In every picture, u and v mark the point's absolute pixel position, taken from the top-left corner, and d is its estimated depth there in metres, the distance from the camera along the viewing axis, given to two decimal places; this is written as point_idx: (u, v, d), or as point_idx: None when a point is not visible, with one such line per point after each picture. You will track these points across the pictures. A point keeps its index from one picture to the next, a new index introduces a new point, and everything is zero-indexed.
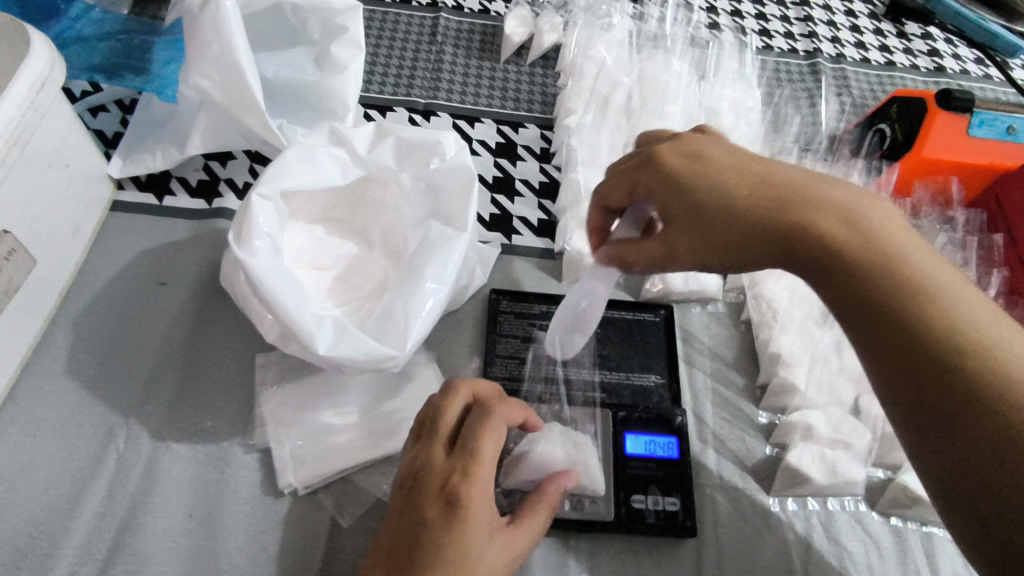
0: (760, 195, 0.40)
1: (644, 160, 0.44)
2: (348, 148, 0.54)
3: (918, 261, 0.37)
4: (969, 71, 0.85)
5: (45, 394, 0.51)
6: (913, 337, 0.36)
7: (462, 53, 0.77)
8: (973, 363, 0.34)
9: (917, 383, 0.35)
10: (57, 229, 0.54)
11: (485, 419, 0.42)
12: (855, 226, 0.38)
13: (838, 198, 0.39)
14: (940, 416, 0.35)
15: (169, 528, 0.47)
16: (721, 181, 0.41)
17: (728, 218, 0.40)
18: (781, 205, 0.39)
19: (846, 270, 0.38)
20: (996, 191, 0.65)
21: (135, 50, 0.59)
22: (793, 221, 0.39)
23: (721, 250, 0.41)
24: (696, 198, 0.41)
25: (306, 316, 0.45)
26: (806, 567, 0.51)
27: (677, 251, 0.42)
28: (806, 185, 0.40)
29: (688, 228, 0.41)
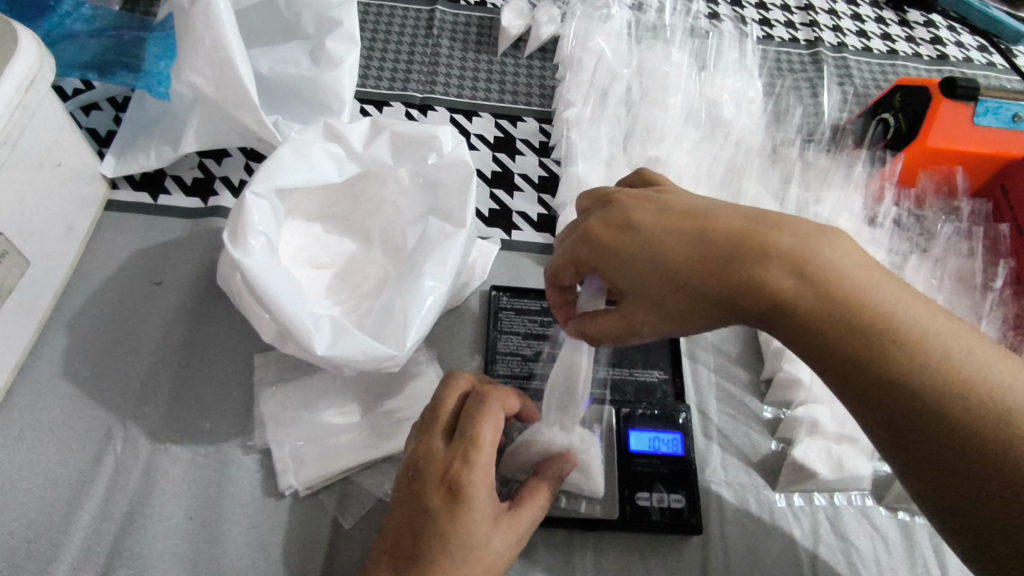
0: (708, 267, 0.37)
1: (582, 239, 0.42)
2: (343, 144, 0.53)
3: (890, 310, 0.35)
4: (972, 59, 0.84)
5: (41, 398, 0.51)
6: (894, 395, 0.34)
7: (459, 46, 0.76)
8: (958, 410, 0.33)
9: (904, 435, 0.35)
10: (50, 229, 0.53)
11: (482, 406, 0.41)
12: (813, 275, 0.35)
13: (791, 242, 0.36)
14: (936, 466, 0.34)
15: (169, 531, 0.47)
16: (658, 249, 0.39)
17: (679, 292, 0.38)
18: (730, 270, 0.37)
19: (812, 332, 0.36)
20: (1002, 181, 0.64)
21: (127, 47, 0.58)
22: (748, 288, 0.36)
23: (685, 323, 0.39)
24: (641, 275, 0.39)
25: (304, 316, 0.45)
26: (814, 563, 0.50)
27: (640, 325, 0.41)
28: (750, 236, 0.37)
29: (644, 305, 0.40)
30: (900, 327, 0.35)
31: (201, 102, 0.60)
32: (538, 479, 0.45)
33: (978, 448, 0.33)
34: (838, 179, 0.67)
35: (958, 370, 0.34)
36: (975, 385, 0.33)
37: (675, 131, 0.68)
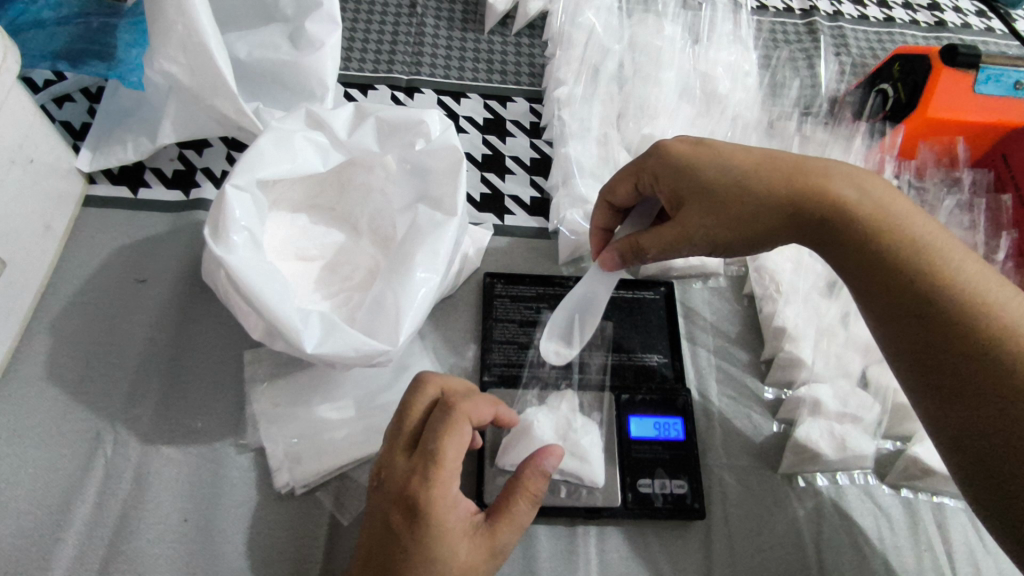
0: (769, 176, 0.43)
1: (650, 152, 0.47)
2: (326, 132, 0.51)
3: (923, 233, 0.41)
4: (970, 24, 0.82)
5: (26, 402, 0.49)
6: (926, 304, 0.39)
7: (444, 24, 0.74)
8: (983, 328, 0.37)
9: (929, 349, 0.38)
10: (26, 228, 0.51)
11: (445, 420, 0.39)
12: (865, 197, 0.42)
13: (847, 172, 0.43)
14: (955, 372, 0.37)
15: (164, 533, 0.46)
16: (725, 160, 0.44)
17: (741, 197, 0.43)
18: (793, 178, 0.43)
19: (859, 239, 0.41)
20: (1003, 149, 0.63)
21: (97, 34, 0.56)
22: (805, 196, 0.42)
23: (737, 231, 0.44)
24: (707, 180, 0.44)
25: (292, 312, 0.43)
26: (818, 543, 0.50)
27: (693, 232, 0.44)
28: (812, 163, 0.44)
29: (702, 208, 0.44)
30: (933, 254, 0.40)
31: (177, 91, 0.58)
32: (516, 484, 0.41)
33: (995, 365, 0.36)
34: (837, 152, 0.65)
35: (983, 298, 0.38)
36: (999, 313, 0.37)
37: (669, 108, 0.67)
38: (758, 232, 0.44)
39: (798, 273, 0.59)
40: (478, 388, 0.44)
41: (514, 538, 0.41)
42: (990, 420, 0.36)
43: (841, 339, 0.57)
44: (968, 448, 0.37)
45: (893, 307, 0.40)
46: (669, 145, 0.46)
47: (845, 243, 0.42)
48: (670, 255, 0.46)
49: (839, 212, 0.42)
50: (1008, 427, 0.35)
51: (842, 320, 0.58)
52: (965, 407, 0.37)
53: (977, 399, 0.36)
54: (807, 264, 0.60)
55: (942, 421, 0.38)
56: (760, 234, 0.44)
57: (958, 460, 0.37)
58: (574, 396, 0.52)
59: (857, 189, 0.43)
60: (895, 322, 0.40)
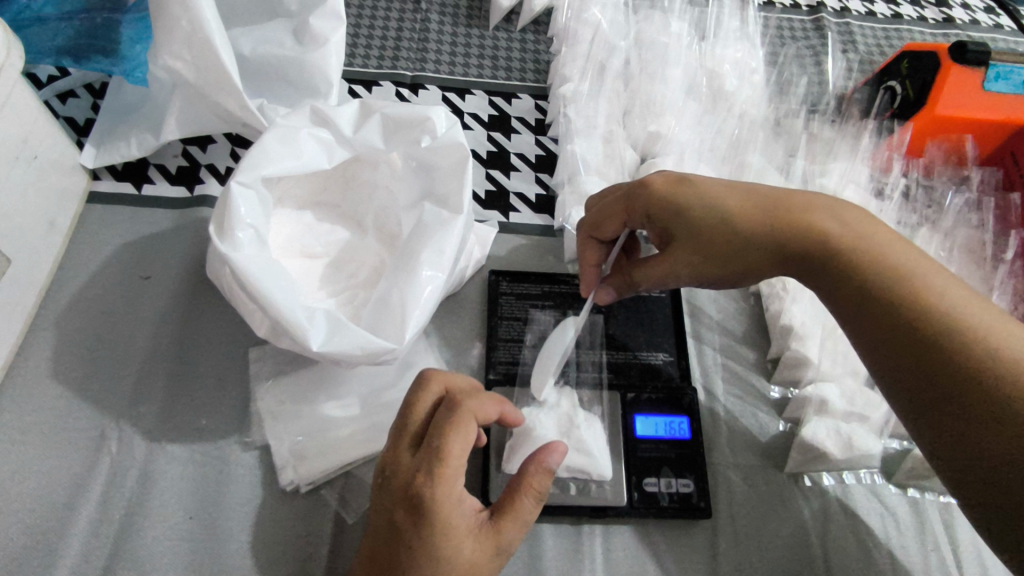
0: (751, 211, 0.43)
1: (634, 189, 0.47)
2: (332, 128, 0.51)
3: (906, 262, 0.40)
4: (979, 21, 0.81)
5: (31, 400, 0.49)
6: (914, 334, 0.38)
7: (449, 20, 0.73)
8: (976, 356, 0.36)
9: (922, 378, 0.37)
10: (30, 224, 0.51)
11: (451, 419, 0.39)
12: (846, 229, 0.42)
13: (828, 205, 0.43)
14: (948, 400, 0.36)
15: (169, 531, 0.46)
16: (708, 197, 0.44)
17: (725, 233, 0.43)
18: (774, 216, 0.43)
19: (842, 270, 0.41)
20: (1011, 147, 0.63)
21: (100, 29, 0.55)
22: (787, 232, 0.42)
23: (722, 267, 0.45)
24: (692, 218, 0.44)
25: (297, 309, 0.43)
26: (824, 543, 0.50)
27: (680, 268, 0.45)
28: (792, 198, 0.44)
29: (688, 246, 0.45)
30: (924, 287, 0.39)
31: (182, 87, 0.57)
32: (520, 480, 0.41)
33: (993, 398, 0.35)
34: (844, 151, 0.65)
35: (973, 326, 0.37)
36: (990, 340, 0.36)
37: (675, 105, 0.66)
38: (746, 266, 0.44)
39: None
40: (482, 387, 0.44)
41: (519, 536, 0.40)
42: (989, 452, 0.35)
43: None
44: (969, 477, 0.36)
45: (884, 343, 0.39)
46: (654, 182, 0.46)
47: (833, 279, 0.42)
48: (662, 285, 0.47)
49: (819, 245, 0.42)
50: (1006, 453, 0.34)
51: None
52: (961, 435, 0.36)
53: (973, 425, 0.35)
54: None
55: (940, 453, 0.37)
56: (746, 267, 0.44)
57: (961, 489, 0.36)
58: (573, 394, 0.52)
59: (841, 223, 0.42)
60: (884, 353, 0.39)
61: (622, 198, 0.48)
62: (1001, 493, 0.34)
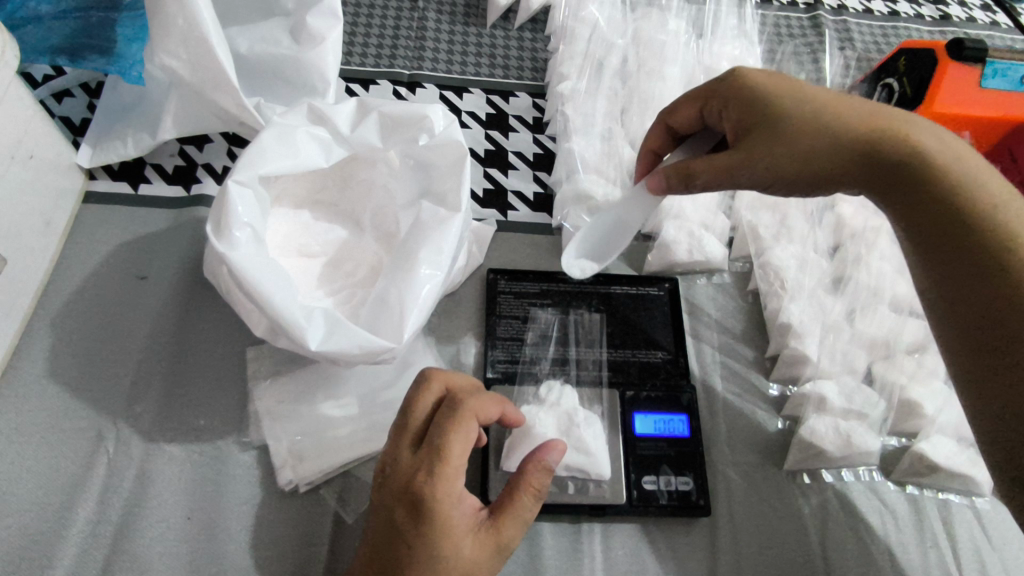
0: (848, 114, 0.43)
1: (725, 80, 0.47)
2: (329, 127, 0.50)
3: (996, 190, 0.41)
4: (975, 18, 0.82)
5: (27, 401, 0.49)
6: (992, 261, 0.39)
7: (446, 18, 0.73)
8: None
9: (987, 304, 0.39)
10: (26, 225, 0.51)
11: (452, 417, 0.39)
12: (942, 146, 0.42)
13: (925, 124, 0.44)
14: (1009, 328, 0.38)
15: (167, 532, 0.46)
16: (803, 95, 0.44)
17: (818, 134, 0.43)
18: (871, 122, 0.43)
19: (931, 185, 0.41)
20: (1009, 144, 0.63)
21: (96, 28, 0.55)
22: (880, 142, 0.42)
23: (804, 169, 0.43)
24: (783, 112, 0.44)
25: (296, 309, 0.43)
26: (823, 540, 0.50)
27: (758, 157, 0.44)
28: (892, 112, 0.44)
29: (770, 136, 0.44)
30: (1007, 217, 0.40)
31: (178, 86, 0.57)
32: (519, 479, 0.41)
33: None
34: None
35: None
36: None
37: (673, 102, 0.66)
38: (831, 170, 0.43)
39: (803, 270, 0.59)
40: (483, 385, 0.44)
41: (519, 534, 0.40)
42: None
43: (846, 336, 0.57)
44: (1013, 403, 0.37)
45: (957, 266, 0.40)
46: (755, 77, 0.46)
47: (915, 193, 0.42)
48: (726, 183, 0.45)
49: (913, 155, 0.42)
50: None
51: (846, 317, 0.58)
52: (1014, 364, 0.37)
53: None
54: (811, 261, 0.60)
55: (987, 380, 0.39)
56: (828, 169, 0.43)
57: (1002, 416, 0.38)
58: (574, 394, 0.52)
59: (936, 141, 0.42)
60: (953, 276, 0.40)
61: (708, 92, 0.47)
62: None
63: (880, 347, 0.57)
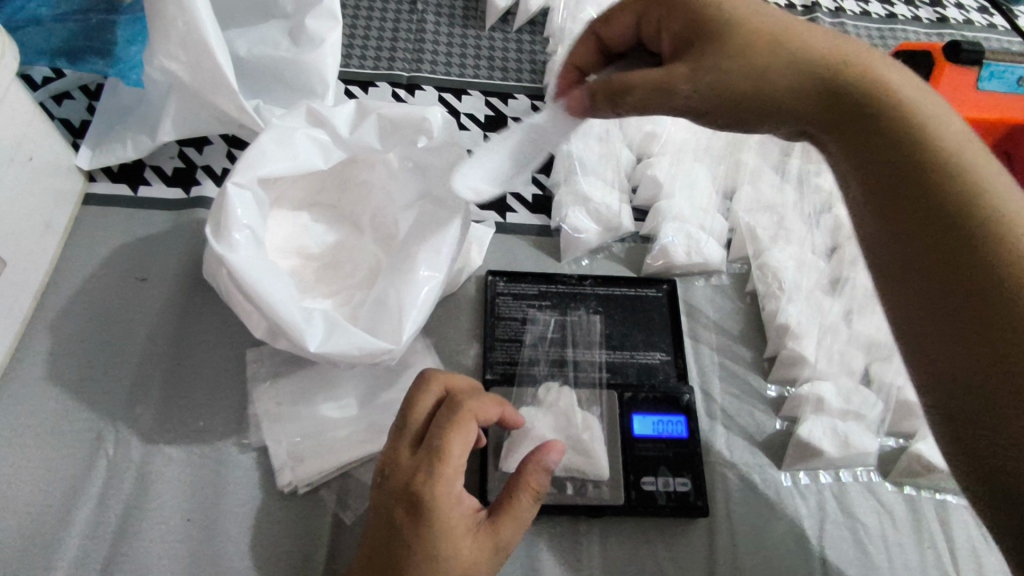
0: (801, 40, 0.41)
1: None
2: (328, 129, 0.50)
3: (957, 137, 0.38)
4: (973, 20, 0.82)
5: (27, 402, 0.49)
6: (944, 204, 0.36)
7: (445, 21, 0.73)
8: (1002, 232, 0.34)
9: (930, 251, 0.35)
10: (26, 227, 0.51)
11: (452, 418, 0.40)
12: (904, 87, 0.40)
13: (893, 65, 0.41)
14: (950, 272, 0.34)
15: (167, 533, 0.46)
16: (757, 16, 0.42)
17: (776, 55, 0.41)
18: (828, 53, 0.41)
19: (883, 122, 0.39)
20: (1005, 146, 0.63)
21: (95, 31, 0.55)
22: (845, 75, 0.40)
23: (757, 93, 0.41)
24: (736, 28, 0.42)
25: (295, 311, 0.43)
26: (821, 541, 0.50)
27: (699, 74, 0.41)
28: (856, 49, 0.42)
29: (719, 54, 0.41)
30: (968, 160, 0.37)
31: (177, 89, 0.57)
32: (518, 479, 0.41)
33: (988, 277, 0.33)
34: None
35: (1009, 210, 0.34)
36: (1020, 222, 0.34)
37: None
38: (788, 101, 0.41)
39: (801, 271, 0.59)
40: (482, 387, 0.44)
41: (518, 535, 0.41)
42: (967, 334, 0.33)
43: (844, 337, 0.57)
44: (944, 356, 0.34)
45: (907, 207, 0.37)
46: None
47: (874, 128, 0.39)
48: (651, 110, 0.42)
49: (869, 88, 0.40)
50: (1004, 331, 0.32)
51: (844, 319, 0.58)
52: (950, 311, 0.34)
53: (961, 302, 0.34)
54: (809, 263, 0.60)
55: (925, 334, 0.35)
56: (775, 92, 0.41)
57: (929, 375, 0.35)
58: (573, 394, 0.52)
59: (900, 80, 0.40)
60: (898, 218, 0.37)
61: (650, 1, 0.45)
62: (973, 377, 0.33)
63: (878, 348, 0.57)
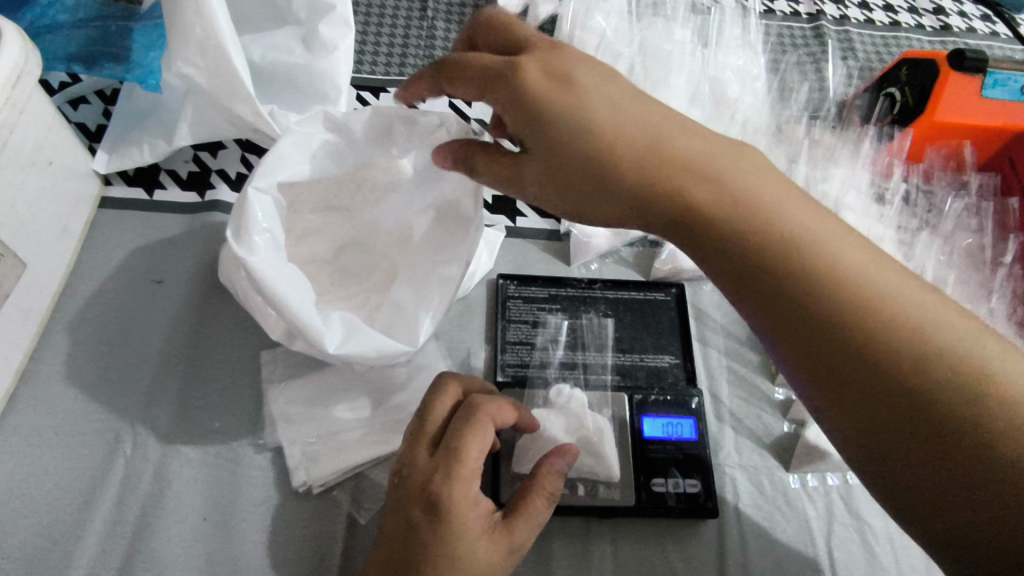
0: (625, 150, 0.38)
1: (499, 70, 0.39)
2: (345, 135, 0.51)
3: (790, 216, 0.38)
4: (975, 28, 0.83)
5: (45, 403, 0.50)
6: (807, 313, 0.36)
7: (455, 27, 0.74)
8: (880, 338, 0.35)
9: (819, 356, 0.36)
10: (45, 230, 0.52)
11: (469, 421, 0.40)
12: (699, 175, 0.38)
13: (685, 128, 0.40)
14: (851, 371, 0.36)
15: (184, 533, 0.46)
16: (586, 119, 0.38)
17: (606, 174, 0.38)
18: (652, 155, 0.38)
19: (696, 216, 0.38)
20: (1009, 152, 0.64)
21: (114, 37, 0.56)
22: (659, 176, 0.38)
23: (603, 205, 0.40)
24: (554, 136, 0.38)
25: (314, 314, 0.44)
26: (829, 543, 0.51)
27: (528, 183, 0.41)
28: (653, 122, 0.39)
29: (552, 168, 0.40)
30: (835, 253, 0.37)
31: (194, 94, 0.58)
32: (533, 483, 0.43)
33: (890, 381, 0.35)
34: (845, 155, 0.67)
35: (880, 296, 0.36)
36: (887, 313, 0.35)
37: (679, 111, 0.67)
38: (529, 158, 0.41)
39: None
40: (498, 392, 0.45)
41: (531, 536, 0.41)
42: (900, 443, 0.35)
43: None
44: (869, 446, 0.36)
45: (775, 307, 0.38)
46: (523, 68, 0.39)
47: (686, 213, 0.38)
48: (513, 193, 0.43)
49: (659, 188, 0.38)
50: (907, 438, 0.35)
51: None
52: (855, 406, 0.36)
53: (877, 404, 0.35)
54: None
55: (848, 435, 0.37)
56: (608, 206, 0.40)
57: (864, 459, 0.36)
58: (583, 395, 0.53)
59: (699, 163, 0.38)
60: (775, 322, 0.38)
61: (489, 79, 0.39)
62: (906, 482, 0.35)
63: None
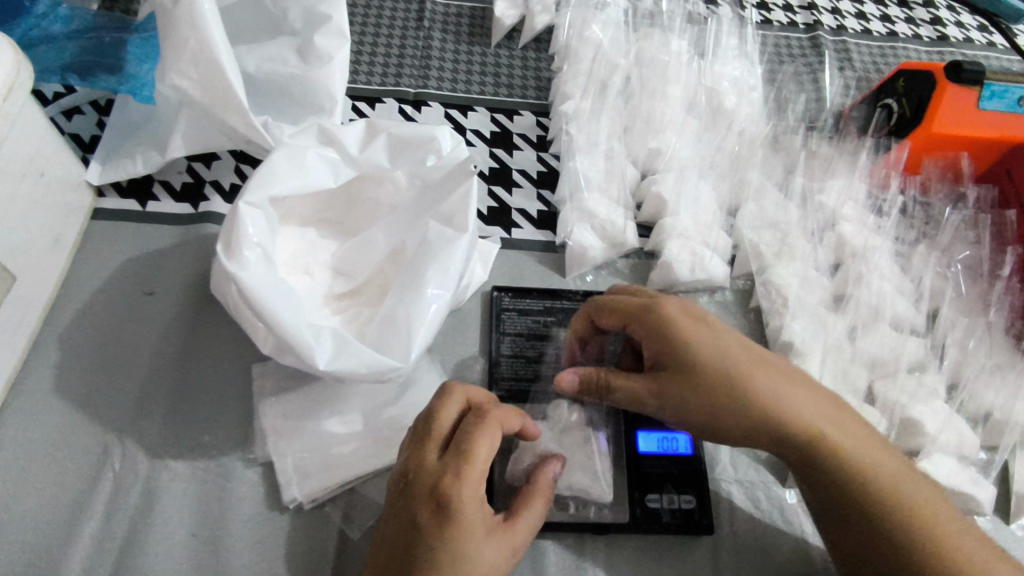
0: (669, 330, 0.44)
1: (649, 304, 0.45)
2: (338, 148, 0.52)
3: (778, 387, 0.43)
4: (972, 39, 0.83)
5: (34, 416, 0.49)
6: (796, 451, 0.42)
7: (451, 37, 0.74)
8: (853, 481, 0.41)
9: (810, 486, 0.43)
10: (36, 241, 0.51)
11: (478, 423, 0.40)
12: (718, 351, 0.43)
13: (706, 330, 0.44)
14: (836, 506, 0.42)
15: (173, 549, 0.46)
16: (690, 350, 0.43)
17: (675, 354, 0.43)
18: (690, 349, 0.43)
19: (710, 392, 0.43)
20: (1007, 165, 0.64)
21: (107, 48, 0.56)
22: (686, 348, 0.43)
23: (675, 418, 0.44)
24: (693, 363, 0.43)
25: (304, 328, 0.43)
26: (825, 559, 0.50)
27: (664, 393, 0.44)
28: (683, 332, 0.43)
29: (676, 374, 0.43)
30: (853, 450, 0.42)
31: (187, 104, 0.58)
32: (530, 488, 0.44)
33: (863, 514, 0.41)
34: (843, 168, 0.67)
35: (841, 447, 0.42)
36: (851, 462, 0.42)
37: (675, 122, 0.67)
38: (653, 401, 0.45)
39: (805, 288, 0.59)
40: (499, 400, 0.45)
41: (528, 541, 0.41)
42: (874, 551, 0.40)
43: (849, 354, 0.57)
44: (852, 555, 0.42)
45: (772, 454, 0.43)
46: (665, 307, 0.45)
47: (749, 423, 0.42)
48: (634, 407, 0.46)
49: (692, 373, 0.43)
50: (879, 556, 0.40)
51: (849, 336, 0.58)
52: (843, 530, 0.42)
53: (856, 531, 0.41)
54: (813, 279, 0.60)
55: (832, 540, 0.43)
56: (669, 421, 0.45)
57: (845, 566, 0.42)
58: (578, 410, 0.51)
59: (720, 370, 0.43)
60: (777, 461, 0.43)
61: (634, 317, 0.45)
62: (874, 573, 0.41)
63: (882, 366, 0.57)
